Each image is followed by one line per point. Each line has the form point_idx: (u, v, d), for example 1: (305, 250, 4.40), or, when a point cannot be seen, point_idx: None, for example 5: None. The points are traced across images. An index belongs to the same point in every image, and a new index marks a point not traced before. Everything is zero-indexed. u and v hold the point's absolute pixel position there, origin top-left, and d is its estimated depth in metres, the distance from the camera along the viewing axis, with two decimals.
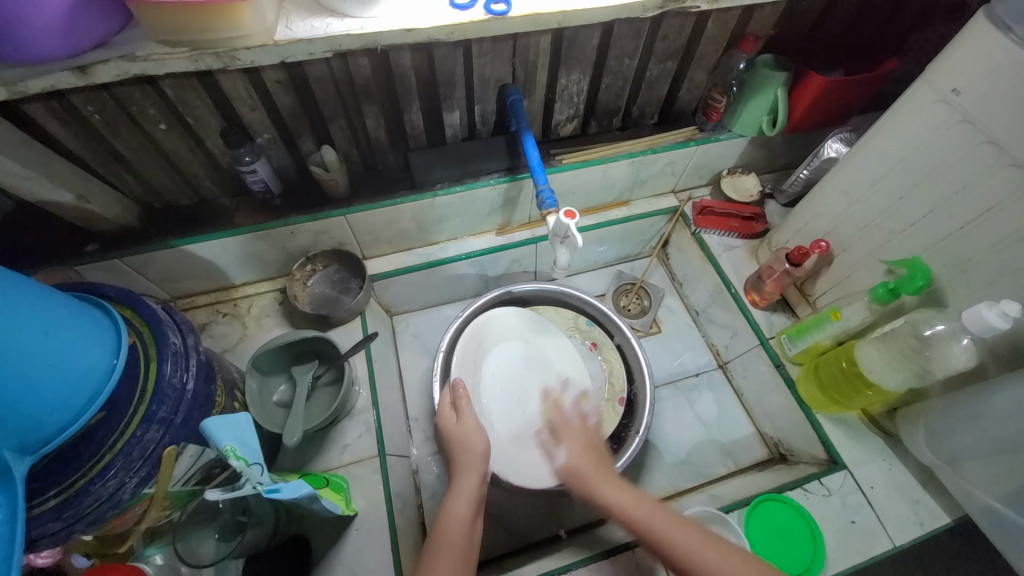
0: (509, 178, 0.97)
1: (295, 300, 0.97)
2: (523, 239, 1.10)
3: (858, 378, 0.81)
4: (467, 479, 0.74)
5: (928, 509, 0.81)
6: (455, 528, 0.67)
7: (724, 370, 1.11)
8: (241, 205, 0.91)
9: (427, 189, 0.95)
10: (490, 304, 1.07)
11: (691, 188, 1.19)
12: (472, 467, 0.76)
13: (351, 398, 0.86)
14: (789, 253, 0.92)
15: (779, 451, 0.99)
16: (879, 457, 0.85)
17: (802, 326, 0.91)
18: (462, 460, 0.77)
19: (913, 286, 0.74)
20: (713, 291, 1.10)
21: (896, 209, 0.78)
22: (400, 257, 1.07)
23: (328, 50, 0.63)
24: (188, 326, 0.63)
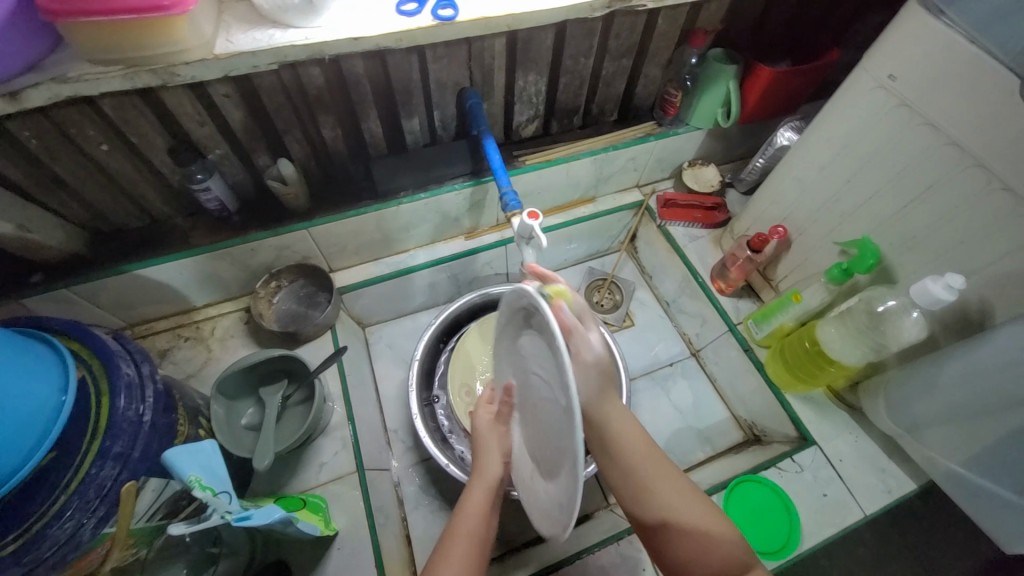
0: (474, 182, 0.96)
1: (260, 318, 0.94)
2: (492, 241, 1.10)
3: (821, 356, 0.84)
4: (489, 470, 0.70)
5: (894, 477, 0.84)
6: (470, 516, 0.65)
7: (697, 358, 1.13)
8: (196, 224, 0.88)
9: (390, 197, 0.93)
10: (464, 309, 1.06)
11: (654, 182, 1.21)
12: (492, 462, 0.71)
13: (325, 414, 0.84)
14: (750, 240, 0.95)
15: (753, 433, 1.02)
16: (846, 431, 0.89)
17: (767, 310, 0.94)
18: (484, 465, 0.71)
19: (864, 265, 0.77)
20: (681, 282, 1.13)
21: (845, 192, 0.81)
22: (368, 267, 1.05)
23: (273, 61, 0.61)
24: (141, 354, 0.60)
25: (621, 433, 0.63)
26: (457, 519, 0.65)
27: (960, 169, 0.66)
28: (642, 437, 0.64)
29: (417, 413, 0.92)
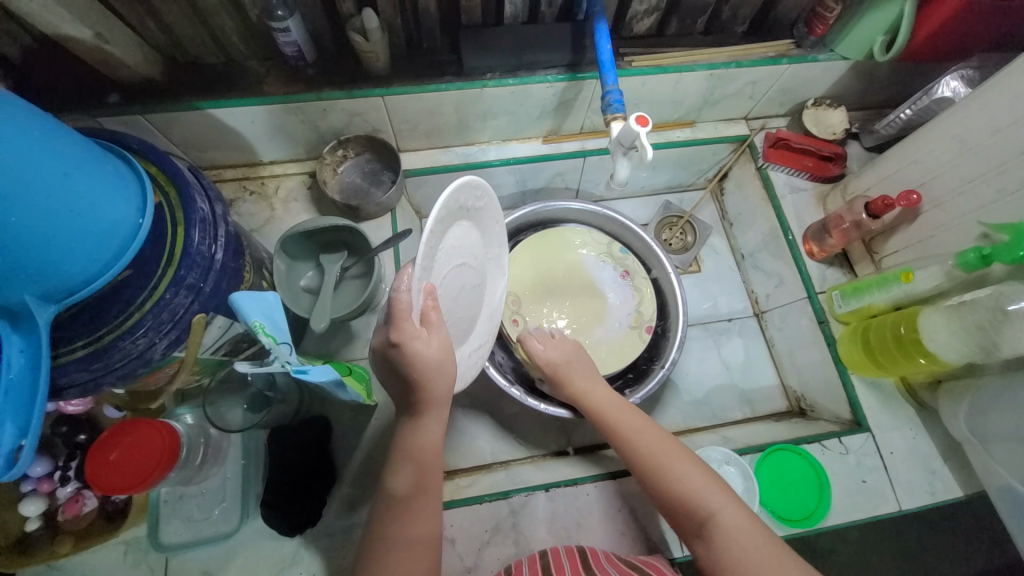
0: (569, 76, 0.85)
1: (324, 185, 0.91)
2: (571, 150, 1.00)
3: (912, 345, 0.76)
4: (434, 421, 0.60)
5: (944, 482, 0.80)
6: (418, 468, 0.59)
7: (759, 319, 1.06)
8: (271, 71, 0.83)
9: (475, 78, 0.84)
10: (526, 219, 1.01)
11: (766, 117, 1.06)
12: (434, 412, 0.60)
13: (378, 294, 0.84)
14: (871, 203, 0.83)
15: (799, 405, 0.98)
16: (906, 425, 0.83)
17: (861, 284, 0.84)
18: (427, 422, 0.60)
19: (1011, 256, 0.65)
20: (767, 235, 1.02)
21: (1017, 164, 0.66)
22: (437, 154, 0.99)
23: None
24: (216, 194, 0.59)
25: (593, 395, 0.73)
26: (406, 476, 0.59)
27: None
28: (622, 407, 0.71)
29: None
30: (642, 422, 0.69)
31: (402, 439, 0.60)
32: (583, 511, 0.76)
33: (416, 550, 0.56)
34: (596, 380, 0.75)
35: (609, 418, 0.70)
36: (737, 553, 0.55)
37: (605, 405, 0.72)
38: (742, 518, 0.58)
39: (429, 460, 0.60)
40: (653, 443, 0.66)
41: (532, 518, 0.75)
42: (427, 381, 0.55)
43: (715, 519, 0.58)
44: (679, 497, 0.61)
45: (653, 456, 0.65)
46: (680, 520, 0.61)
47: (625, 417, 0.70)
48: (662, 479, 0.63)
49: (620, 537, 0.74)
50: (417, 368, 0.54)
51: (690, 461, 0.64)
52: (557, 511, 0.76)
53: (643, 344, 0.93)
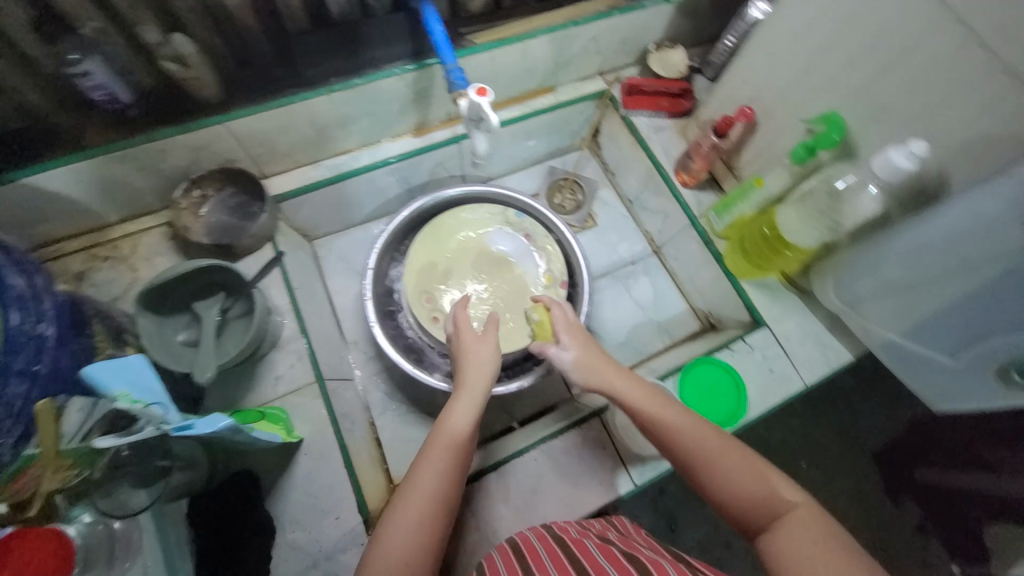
0: (417, 64, 0.84)
1: (187, 231, 0.84)
2: (444, 138, 1.00)
3: (779, 242, 0.84)
4: (470, 393, 0.71)
5: (835, 351, 0.90)
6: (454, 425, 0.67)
7: (658, 255, 1.13)
8: (86, 122, 0.74)
9: (320, 84, 0.81)
10: (417, 214, 1.01)
11: (618, 69, 1.11)
12: (473, 386, 0.72)
13: (275, 328, 0.80)
14: (715, 125, 0.90)
15: (709, 322, 1.05)
16: (795, 312, 0.92)
17: (729, 199, 0.92)
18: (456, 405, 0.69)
19: (829, 141, 0.74)
20: (645, 177, 1.08)
21: (818, 63, 0.74)
22: (305, 171, 0.94)
23: None
24: (31, 267, 0.53)
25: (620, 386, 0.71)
26: (439, 427, 0.67)
27: (940, 25, 0.60)
28: (663, 399, 0.68)
29: (375, 320, 0.90)
30: (688, 415, 0.66)
31: (444, 409, 0.69)
32: (536, 476, 0.77)
33: (431, 507, 0.60)
34: (629, 376, 0.72)
35: (650, 413, 0.66)
36: (810, 545, 0.50)
37: (643, 402, 0.68)
38: (813, 513, 0.53)
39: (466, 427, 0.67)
40: (708, 435, 0.62)
41: (489, 500, 0.75)
42: (466, 358, 0.76)
43: (790, 514, 0.54)
44: (736, 485, 0.58)
45: (702, 446, 0.61)
46: (742, 517, 0.57)
47: (672, 410, 0.66)
48: (716, 470, 0.59)
49: (575, 489, 0.76)
50: (462, 346, 0.78)
51: (755, 458, 0.60)
52: (511, 486, 0.76)
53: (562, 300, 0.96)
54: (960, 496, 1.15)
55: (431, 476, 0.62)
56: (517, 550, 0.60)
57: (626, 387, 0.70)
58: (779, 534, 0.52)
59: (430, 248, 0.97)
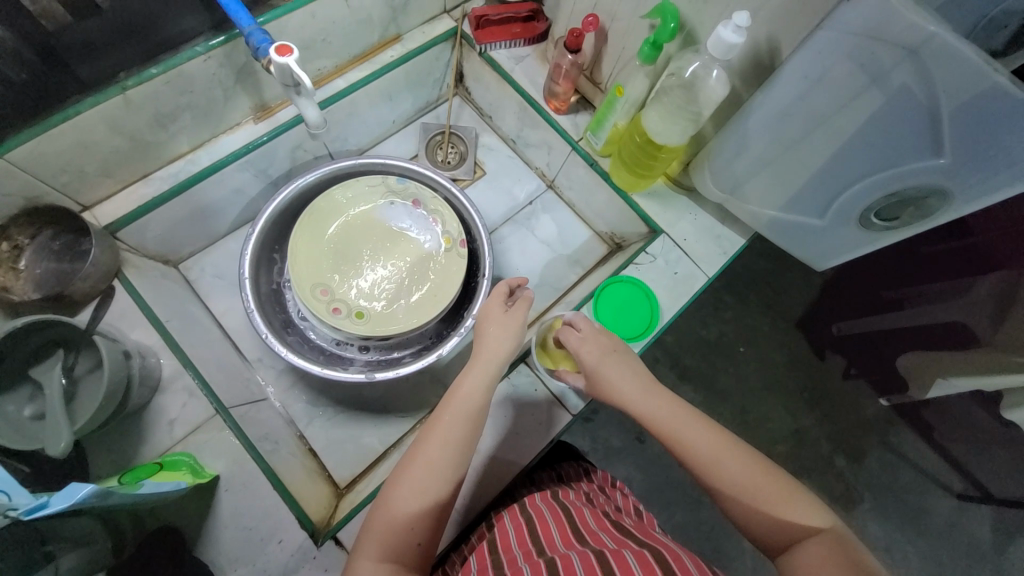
0: (223, 38, 0.73)
1: (9, 292, 0.73)
2: (289, 118, 0.89)
3: (652, 146, 0.84)
4: (482, 369, 0.68)
5: (729, 239, 0.94)
6: (464, 401, 0.65)
7: (554, 190, 1.11)
8: None
9: (110, 83, 0.69)
10: (287, 206, 0.92)
11: (462, 2, 1.03)
12: (485, 363, 0.69)
13: (150, 370, 0.71)
14: (566, 41, 0.87)
15: (615, 242, 1.06)
16: (686, 212, 0.95)
17: (599, 116, 0.90)
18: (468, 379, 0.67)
19: (667, 32, 0.71)
20: (519, 112, 1.05)
21: None
22: (136, 189, 0.82)
23: None
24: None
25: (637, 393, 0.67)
26: (447, 402, 0.65)
27: None
28: (681, 407, 0.65)
29: (267, 332, 0.82)
30: (708, 423, 0.63)
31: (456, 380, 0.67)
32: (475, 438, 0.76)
33: (430, 480, 0.59)
34: (653, 385, 0.68)
35: (668, 420, 0.64)
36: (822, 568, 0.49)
37: (654, 412, 0.65)
38: (839, 539, 0.52)
39: (473, 401, 0.64)
40: (732, 449, 0.60)
41: None
42: (481, 338, 0.72)
43: (811, 536, 0.53)
44: (749, 494, 0.57)
45: (725, 463, 0.59)
46: (758, 529, 0.56)
47: (693, 420, 0.63)
48: (735, 484, 0.58)
49: (517, 439, 0.76)
50: (488, 315, 0.74)
51: (778, 474, 0.59)
52: None
53: (466, 260, 0.91)
54: (875, 336, 1.33)
55: (430, 447, 0.61)
56: (529, 523, 0.63)
57: (636, 395, 0.66)
58: (801, 561, 0.51)
59: (311, 238, 0.89)
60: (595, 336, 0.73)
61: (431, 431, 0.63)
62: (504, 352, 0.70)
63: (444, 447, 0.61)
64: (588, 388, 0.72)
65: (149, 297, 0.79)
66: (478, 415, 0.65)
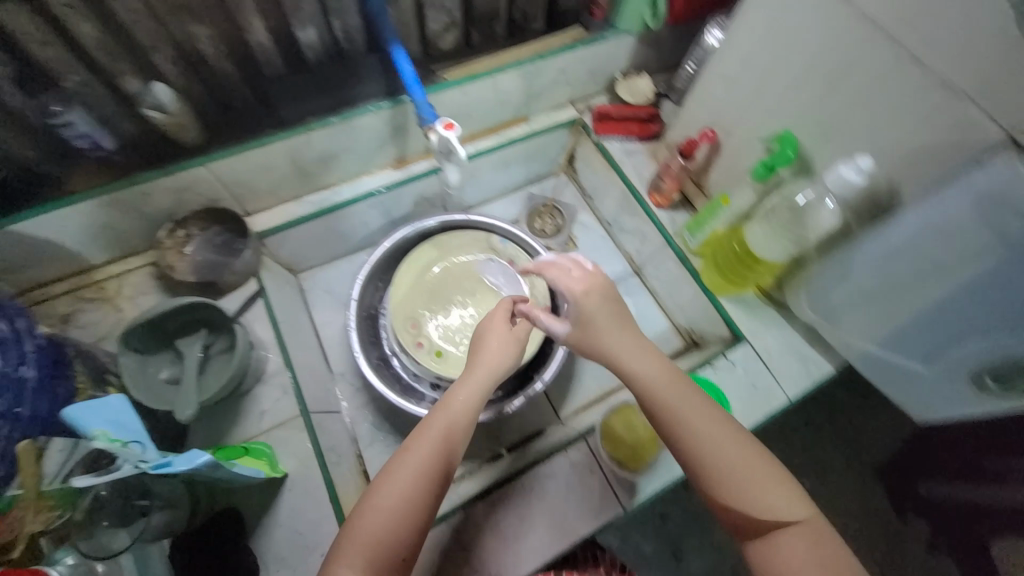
0: (391, 102, 0.87)
1: (173, 272, 0.85)
2: (421, 170, 1.03)
3: (748, 257, 0.87)
4: (474, 381, 0.68)
5: (816, 363, 0.91)
6: (455, 414, 0.64)
7: (639, 276, 1.15)
8: (71, 168, 0.76)
9: (299, 124, 0.84)
10: (400, 244, 1.03)
11: (588, 97, 1.15)
12: (478, 375, 0.68)
13: (259, 362, 0.81)
14: (681, 147, 0.94)
15: (692, 339, 1.07)
16: (775, 326, 0.95)
17: (700, 218, 0.95)
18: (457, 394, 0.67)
19: (784, 159, 0.77)
20: (620, 199, 1.12)
21: (768, 85, 0.77)
22: (288, 207, 0.96)
23: None
24: (19, 312, 0.57)
25: (658, 385, 0.63)
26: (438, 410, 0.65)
27: (872, 47, 0.63)
28: (676, 377, 0.64)
29: (358, 350, 0.93)
30: (706, 407, 0.63)
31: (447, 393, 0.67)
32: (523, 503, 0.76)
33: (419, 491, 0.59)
34: (675, 377, 0.64)
35: (666, 403, 0.62)
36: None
37: (663, 391, 0.63)
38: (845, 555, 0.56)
39: (464, 415, 0.65)
40: (731, 439, 0.61)
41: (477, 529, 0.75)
42: (482, 342, 0.72)
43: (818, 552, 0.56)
44: (744, 491, 0.59)
45: (747, 478, 0.59)
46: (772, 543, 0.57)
47: (693, 403, 0.62)
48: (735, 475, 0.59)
49: (567, 516, 0.76)
50: (490, 322, 0.75)
51: (769, 461, 0.61)
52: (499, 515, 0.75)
53: (548, 328, 0.95)
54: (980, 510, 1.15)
55: (421, 452, 0.61)
56: None
57: (653, 386, 0.64)
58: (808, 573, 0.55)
59: (413, 276, 0.99)
60: (588, 278, 0.71)
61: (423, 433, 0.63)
62: (504, 361, 0.71)
63: (438, 452, 0.61)
64: (573, 336, 0.70)
65: (273, 298, 0.91)
66: (466, 428, 0.65)
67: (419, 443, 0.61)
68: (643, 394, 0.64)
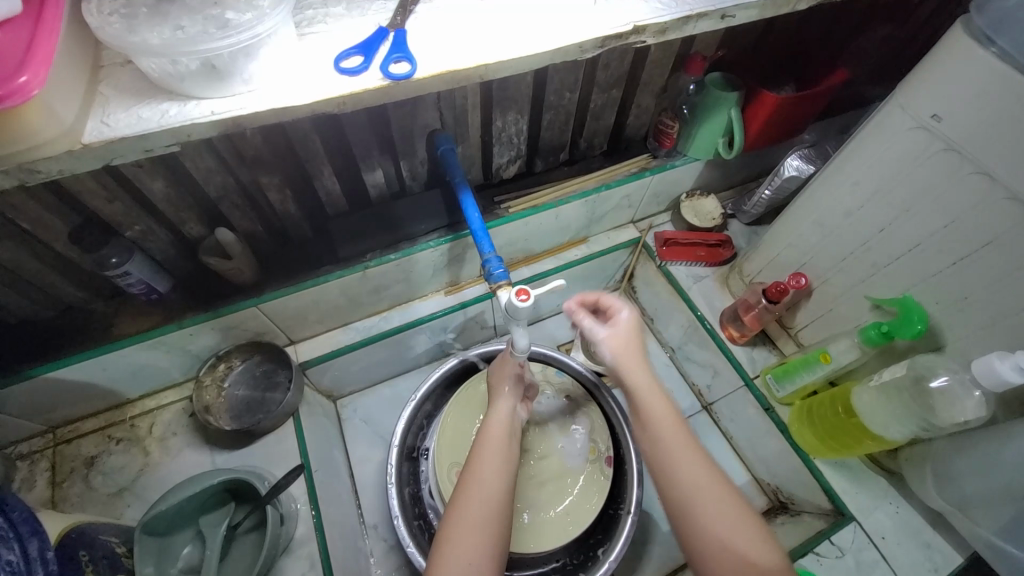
0: (451, 237, 0.84)
1: (207, 411, 0.80)
2: (476, 295, 0.97)
3: (856, 427, 0.74)
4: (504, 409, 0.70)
5: (942, 555, 0.74)
6: (496, 432, 0.67)
7: (709, 412, 1.02)
8: (122, 309, 0.73)
9: (356, 261, 0.80)
10: (448, 374, 0.94)
11: (650, 217, 1.10)
12: (508, 398, 0.72)
13: (287, 531, 0.71)
14: (766, 289, 0.84)
15: (779, 499, 0.91)
16: (885, 500, 0.79)
17: (789, 366, 0.84)
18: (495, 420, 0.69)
19: (910, 330, 0.66)
20: (687, 328, 1.02)
21: (877, 242, 0.70)
22: (334, 335, 0.91)
23: (175, 143, 0.44)
24: (28, 528, 0.45)
25: (676, 461, 0.57)
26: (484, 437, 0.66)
27: None
28: (682, 433, 0.59)
29: (398, 513, 0.80)
30: (716, 479, 0.57)
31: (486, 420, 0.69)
32: None
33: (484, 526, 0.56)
34: (692, 450, 0.58)
35: (671, 456, 0.57)
36: None
37: (677, 452, 0.58)
38: None
39: (505, 433, 0.67)
40: (735, 513, 0.54)
41: None
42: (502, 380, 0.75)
43: None
44: None
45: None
46: None
47: (698, 471, 0.56)
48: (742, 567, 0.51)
49: None
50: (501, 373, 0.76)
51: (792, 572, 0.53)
52: None
53: (609, 481, 0.83)
54: None
55: (486, 482, 0.60)
56: None
57: (681, 466, 0.57)
58: None
59: (459, 419, 0.86)
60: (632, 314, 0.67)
61: (472, 472, 0.61)
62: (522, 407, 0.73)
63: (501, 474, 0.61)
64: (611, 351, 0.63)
65: (310, 441, 0.83)
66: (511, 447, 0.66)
67: (474, 483, 0.60)
68: (644, 409, 0.60)
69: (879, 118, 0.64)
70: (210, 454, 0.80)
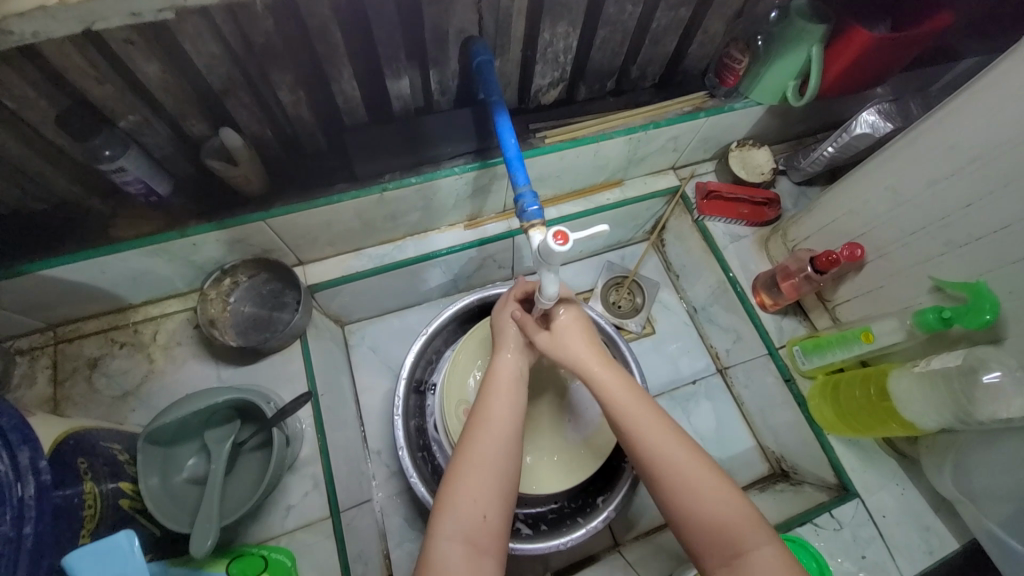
0: (478, 164, 0.76)
1: (211, 325, 0.77)
2: (497, 232, 0.91)
3: (884, 409, 0.71)
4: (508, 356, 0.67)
5: (939, 537, 0.73)
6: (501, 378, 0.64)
7: (723, 375, 1.00)
8: (121, 209, 0.68)
9: (373, 182, 0.73)
10: (462, 312, 0.91)
11: (693, 164, 1.00)
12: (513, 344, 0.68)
13: (292, 451, 0.70)
14: (815, 257, 0.78)
15: (781, 467, 0.92)
16: (892, 481, 0.77)
17: (822, 341, 0.79)
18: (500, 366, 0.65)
19: (976, 320, 0.62)
20: (715, 289, 0.97)
21: (960, 218, 0.63)
22: (346, 259, 0.86)
23: (166, 8, 0.38)
24: (19, 435, 0.43)
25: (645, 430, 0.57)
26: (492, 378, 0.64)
27: None
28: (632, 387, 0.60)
29: (404, 445, 0.79)
30: (683, 448, 0.55)
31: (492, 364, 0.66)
32: None
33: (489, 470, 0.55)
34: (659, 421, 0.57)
35: (614, 396, 0.60)
36: None
37: (645, 425, 0.57)
38: None
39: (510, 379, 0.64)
40: (697, 467, 0.54)
41: None
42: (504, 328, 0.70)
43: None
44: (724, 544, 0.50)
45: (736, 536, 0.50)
46: None
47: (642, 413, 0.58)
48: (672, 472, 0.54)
49: None
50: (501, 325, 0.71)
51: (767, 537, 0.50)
52: None
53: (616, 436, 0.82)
54: None
55: (488, 433, 0.57)
56: None
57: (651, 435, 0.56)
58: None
59: (470, 356, 0.83)
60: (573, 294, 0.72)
61: (479, 418, 0.59)
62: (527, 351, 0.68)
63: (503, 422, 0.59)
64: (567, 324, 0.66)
65: (317, 365, 0.81)
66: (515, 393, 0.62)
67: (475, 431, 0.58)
68: (616, 395, 0.60)
69: (1006, 67, 0.54)
70: (216, 367, 0.79)
